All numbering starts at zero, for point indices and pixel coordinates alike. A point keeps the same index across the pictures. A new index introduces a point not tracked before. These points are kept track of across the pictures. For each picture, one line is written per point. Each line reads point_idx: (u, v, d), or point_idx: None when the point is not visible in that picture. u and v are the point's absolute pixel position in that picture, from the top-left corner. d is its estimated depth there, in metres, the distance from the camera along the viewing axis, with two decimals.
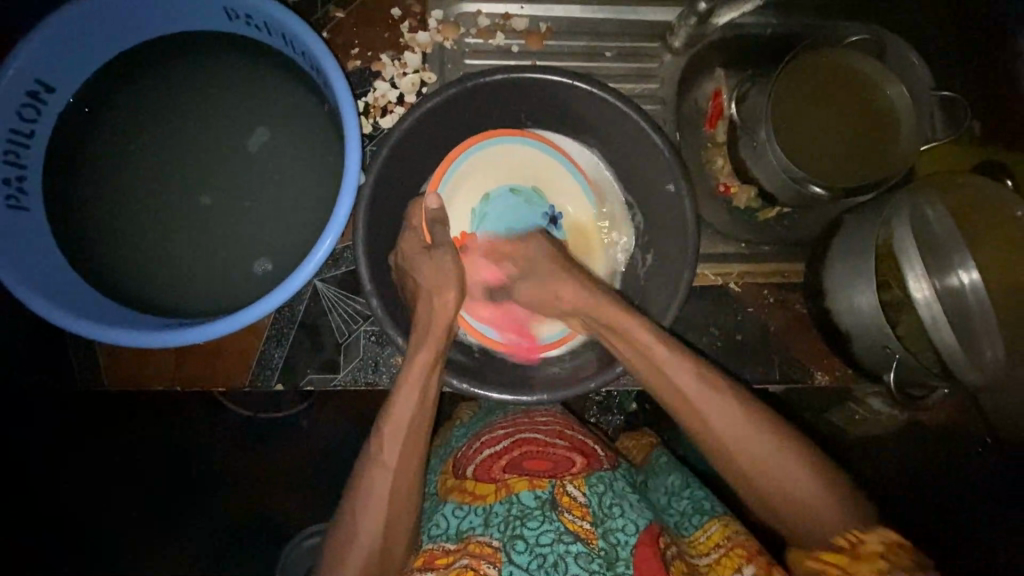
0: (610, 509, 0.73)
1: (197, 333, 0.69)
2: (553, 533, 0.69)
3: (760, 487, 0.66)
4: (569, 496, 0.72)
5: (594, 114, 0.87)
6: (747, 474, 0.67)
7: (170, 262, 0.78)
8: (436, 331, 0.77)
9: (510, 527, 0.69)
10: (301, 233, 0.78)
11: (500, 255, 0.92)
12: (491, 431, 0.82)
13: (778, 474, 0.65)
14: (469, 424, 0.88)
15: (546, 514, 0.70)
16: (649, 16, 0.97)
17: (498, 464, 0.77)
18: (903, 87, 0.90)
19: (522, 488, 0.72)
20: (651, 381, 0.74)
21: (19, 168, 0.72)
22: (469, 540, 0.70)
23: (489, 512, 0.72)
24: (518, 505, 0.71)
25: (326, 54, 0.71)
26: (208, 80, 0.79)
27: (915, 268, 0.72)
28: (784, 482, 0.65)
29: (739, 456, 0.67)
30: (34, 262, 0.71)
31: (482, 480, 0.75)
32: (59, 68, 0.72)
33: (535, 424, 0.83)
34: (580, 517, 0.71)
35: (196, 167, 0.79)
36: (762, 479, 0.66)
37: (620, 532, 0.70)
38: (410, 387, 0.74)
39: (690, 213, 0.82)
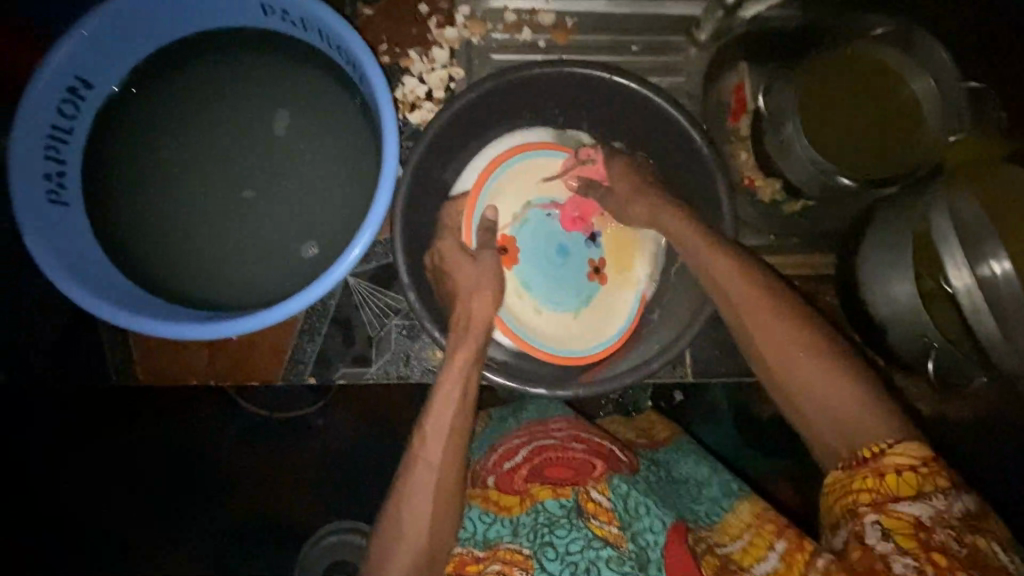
0: (637, 509, 0.72)
1: (237, 325, 0.69)
2: (583, 539, 0.69)
3: (798, 395, 0.67)
4: (595, 502, 0.72)
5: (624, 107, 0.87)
6: (786, 383, 0.68)
7: (207, 258, 0.79)
8: (474, 328, 0.78)
9: (538, 536, 0.69)
10: (336, 228, 0.79)
11: (535, 261, 0.92)
12: (507, 441, 0.81)
13: (815, 385, 0.66)
14: (487, 432, 0.87)
15: (573, 522, 0.70)
16: (674, 10, 0.97)
17: (519, 472, 0.77)
18: (931, 81, 0.90)
19: (547, 496, 0.72)
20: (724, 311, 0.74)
21: (59, 164, 0.72)
22: (498, 547, 0.70)
23: (516, 522, 0.72)
24: (545, 513, 0.71)
25: (363, 48, 0.71)
26: (243, 75, 0.79)
27: (956, 258, 0.72)
28: (820, 391, 0.66)
29: (775, 358, 0.68)
30: (73, 257, 0.71)
31: (505, 491, 0.75)
32: (99, 65, 0.73)
33: (550, 432, 0.82)
34: (608, 522, 0.71)
35: (232, 164, 0.79)
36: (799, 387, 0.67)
37: (648, 532, 0.70)
38: (453, 380, 0.75)
39: (725, 210, 0.82)
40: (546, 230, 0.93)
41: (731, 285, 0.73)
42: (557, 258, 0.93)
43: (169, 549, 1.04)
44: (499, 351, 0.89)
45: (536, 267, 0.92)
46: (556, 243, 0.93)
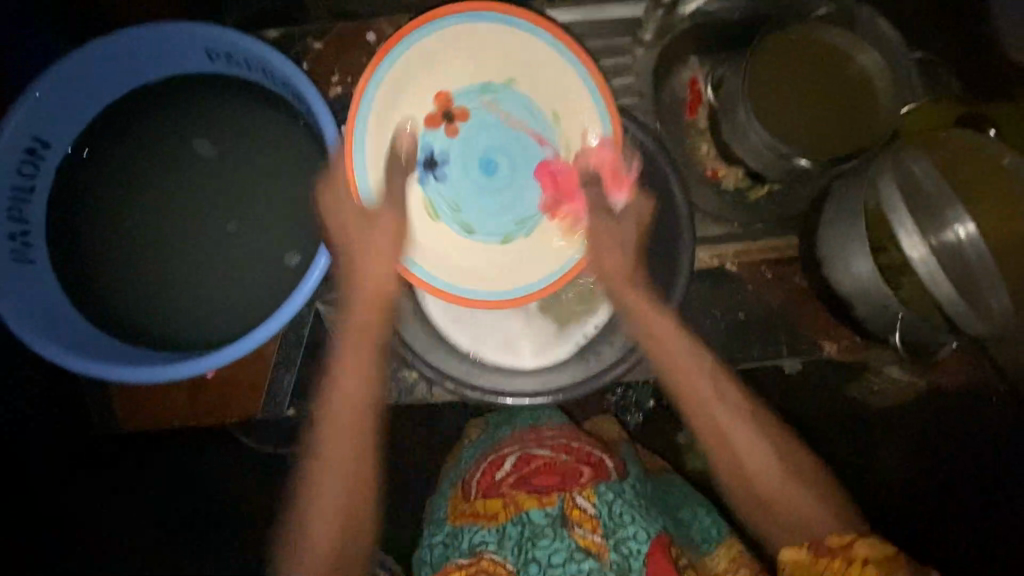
0: (621, 517, 0.72)
1: (197, 364, 0.70)
2: (565, 550, 0.69)
3: (718, 437, 0.78)
4: (579, 509, 0.72)
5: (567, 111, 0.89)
6: (711, 442, 0.78)
7: (172, 300, 0.80)
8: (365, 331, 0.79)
9: (523, 551, 0.70)
10: (297, 258, 0.80)
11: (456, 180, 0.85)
12: (496, 448, 0.80)
13: (743, 451, 0.76)
14: (479, 442, 0.85)
15: (557, 532, 0.71)
16: (617, 12, 0.98)
17: (507, 480, 0.76)
18: (876, 54, 0.91)
19: (531, 506, 0.73)
20: (664, 360, 0.80)
21: (22, 224, 0.75)
22: (482, 557, 0.70)
23: (502, 532, 0.72)
24: (530, 525, 0.71)
25: (308, 84, 0.73)
26: (197, 119, 0.82)
27: (907, 228, 0.72)
28: (744, 455, 0.76)
29: (722, 442, 0.77)
30: (41, 310, 0.73)
31: (490, 498, 0.75)
32: (54, 125, 0.75)
33: (542, 439, 0.80)
34: (592, 530, 0.71)
35: (192, 206, 0.81)
36: (728, 445, 0.77)
37: (632, 540, 0.70)
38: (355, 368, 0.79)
39: (680, 201, 0.84)
40: (481, 191, 0.85)
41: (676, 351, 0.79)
42: (494, 163, 0.85)
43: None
44: (462, 362, 0.87)
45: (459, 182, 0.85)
46: (484, 175, 0.85)
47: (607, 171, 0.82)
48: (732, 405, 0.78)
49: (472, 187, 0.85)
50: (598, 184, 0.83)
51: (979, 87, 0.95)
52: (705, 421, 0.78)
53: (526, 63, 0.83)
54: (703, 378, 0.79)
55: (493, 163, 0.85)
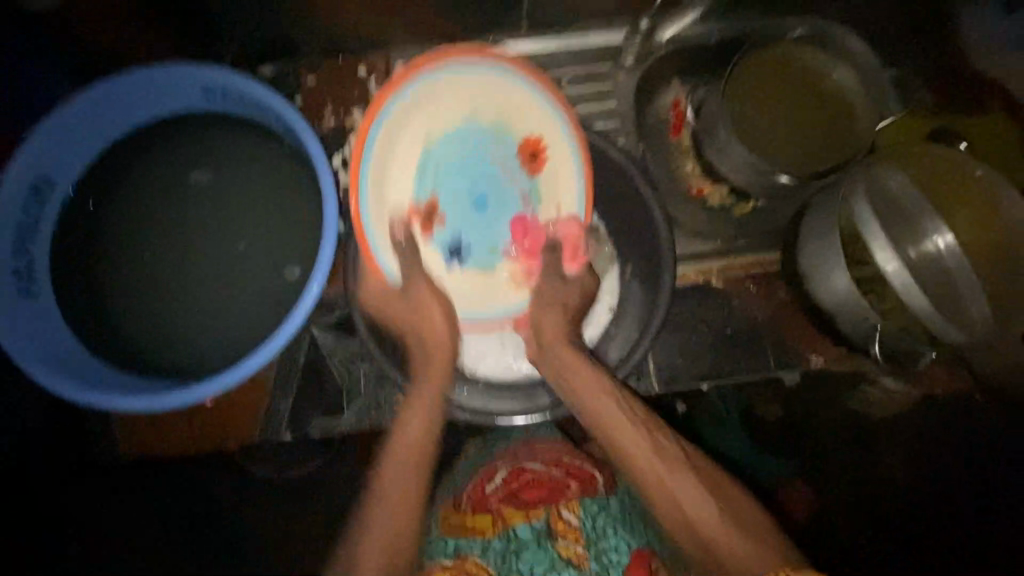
0: (604, 530, 0.74)
1: (193, 392, 0.72)
2: (548, 561, 0.72)
3: (656, 486, 0.71)
4: (564, 522, 0.75)
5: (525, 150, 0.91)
6: (650, 488, 0.71)
7: (171, 329, 0.82)
8: (432, 369, 0.81)
9: (506, 560, 0.72)
10: (291, 285, 0.83)
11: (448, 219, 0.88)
12: (489, 463, 0.81)
13: (673, 489, 0.70)
14: (472, 458, 0.84)
15: (542, 543, 0.73)
16: (596, 41, 1.03)
17: (496, 496, 0.77)
18: (850, 68, 0.95)
19: (519, 521, 0.75)
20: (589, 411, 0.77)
21: (27, 258, 0.78)
22: (466, 558, 0.72)
23: (487, 543, 0.73)
24: (516, 540, 0.73)
25: (298, 119, 0.76)
26: (194, 154, 0.85)
27: (881, 243, 0.72)
28: (688, 506, 0.69)
29: (663, 487, 0.70)
30: (45, 342, 0.75)
31: (479, 512, 0.76)
32: (58, 164, 0.79)
33: (533, 453, 0.81)
34: (574, 540, 0.73)
35: (190, 237, 0.84)
36: (664, 492, 0.70)
37: (612, 552, 0.72)
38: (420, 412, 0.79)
39: (661, 220, 0.86)
40: (494, 214, 0.89)
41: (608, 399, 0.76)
42: (478, 194, 0.88)
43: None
44: (456, 382, 0.88)
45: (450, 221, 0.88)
46: (484, 204, 0.88)
47: (569, 242, 0.87)
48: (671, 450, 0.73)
49: (463, 226, 0.88)
50: (558, 249, 0.88)
51: (950, 102, 0.98)
52: (644, 467, 0.72)
53: (441, 99, 0.85)
54: (632, 424, 0.75)
55: (483, 197, 0.88)
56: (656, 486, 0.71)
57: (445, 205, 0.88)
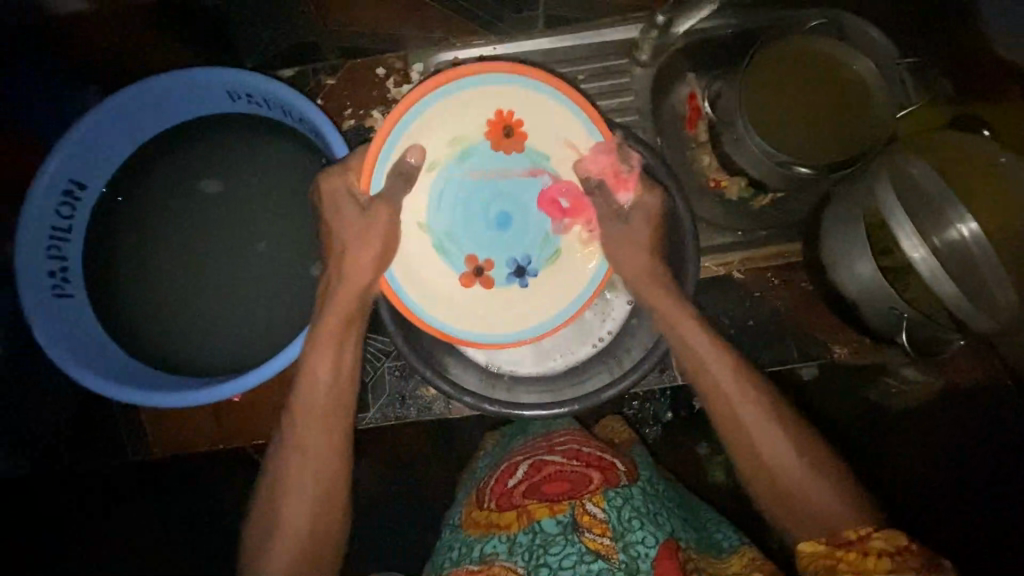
0: (630, 522, 0.72)
1: (227, 388, 0.73)
2: (576, 555, 0.69)
3: (737, 438, 0.74)
4: (590, 515, 0.72)
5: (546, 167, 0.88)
6: (730, 437, 0.75)
7: (200, 328, 0.84)
8: (345, 315, 0.77)
9: (534, 556, 0.70)
10: (317, 283, 0.84)
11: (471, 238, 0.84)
12: (511, 459, 0.83)
13: (756, 441, 0.73)
14: (495, 450, 0.89)
15: (569, 537, 0.70)
16: (613, 36, 1.02)
17: (519, 489, 0.78)
18: (869, 61, 0.93)
19: (542, 515, 0.73)
20: (688, 361, 0.78)
21: (62, 260, 0.80)
22: (492, 562, 0.71)
23: (512, 540, 0.73)
24: (541, 533, 0.72)
25: (322, 119, 0.78)
26: (220, 156, 0.87)
27: (905, 231, 0.72)
28: (767, 452, 0.72)
29: (738, 436, 0.74)
30: (80, 341, 0.77)
31: (503, 508, 0.77)
32: (89, 168, 0.81)
33: (553, 446, 0.82)
34: (601, 533, 0.70)
35: (218, 237, 0.86)
36: (744, 444, 0.74)
37: (640, 544, 0.70)
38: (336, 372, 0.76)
39: (684, 212, 0.82)
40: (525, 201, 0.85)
41: (699, 343, 0.77)
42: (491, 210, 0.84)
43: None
44: (477, 378, 0.90)
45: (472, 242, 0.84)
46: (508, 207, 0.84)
47: (609, 174, 0.81)
48: (762, 399, 0.75)
49: (500, 246, 0.85)
50: (602, 188, 0.82)
51: (971, 90, 0.98)
52: (727, 413, 0.75)
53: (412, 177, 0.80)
54: (728, 370, 0.76)
55: (504, 211, 0.84)
56: (736, 440, 0.74)
57: (473, 242, 0.84)
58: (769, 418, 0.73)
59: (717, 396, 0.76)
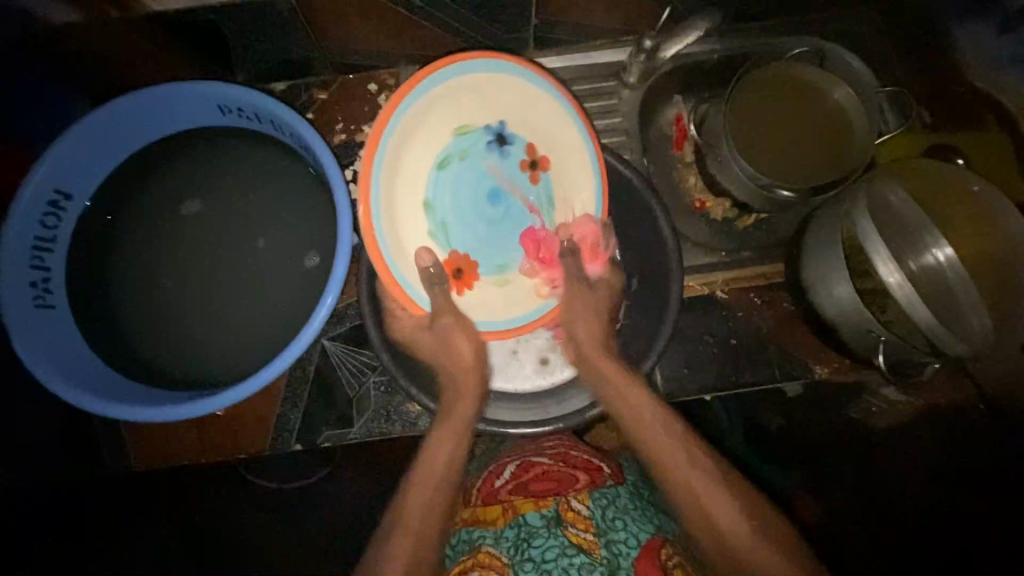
0: (613, 521, 0.72)
1: (208, 402, 0.72)
2: (558, 548, 0.68)
3: (684, 503, 0.73)
4: (574, 511, 0.72)
5: None
6: (684, 503, 0.73)
7: (185, 343, 0.83)
8: (463, 389, 0.84)
9: (517, 549, 0.69)
10: (305, 297, 0.84)
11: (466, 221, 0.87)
12: (498, 463, 0.83)
13: (714, 510, 0.71)
14: (481, 458, 0.90)
15: (551, 531, 0.70)
16: (600, 59, 1.06)
17: (506, 488, 0.78)
18: (848, 87, 0.96)
19: (528, 509, 0.73)
20: (632, 420, 0.79)
21: (44, 271, 0.79)
22: (478, 549, 0.71)
23: (497, 533, 0.72)
24: (526, 526, 0.71)
25: (313, 135, 0.78)
26: (209, 170, 0.87)
27: (881, 253, 0.74)
28: (717, 517, 0.70)
29: (696, 503, 0.72)
30: (61, 355, 0.76)
31: (489, 504, 0.76)
32: (76, 178, 0.80)
33: (541, 451, 0.84)
34: (585, 529, 0.71)
35: (207, 251, 0.86)
36: (697, 509, 0.72)
37: (623, 543, 0.69)
38: (450, 435, 0.80)
39: (668, 235, 0.89)
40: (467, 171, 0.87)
41: (642, 399, 0.80)
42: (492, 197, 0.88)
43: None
44: None
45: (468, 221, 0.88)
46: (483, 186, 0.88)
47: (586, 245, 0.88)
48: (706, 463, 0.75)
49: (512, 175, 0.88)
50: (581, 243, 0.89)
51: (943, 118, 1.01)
52: (679, 479, 0.74)
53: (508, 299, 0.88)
54: (662, 424, 0.78)
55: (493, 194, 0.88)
56: (691, 506, 0.72)
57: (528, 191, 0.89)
58: (718, 481, 0.73)
59: (662, 460, 0.76)
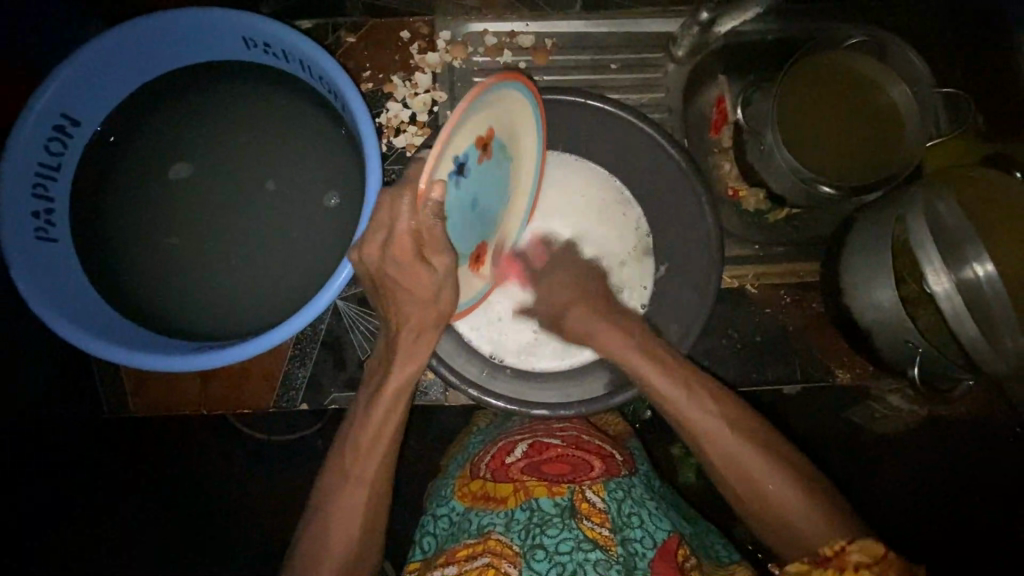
0: (630, 517, 0.70)
1: (221, 356, 0.69)
2: (573, 541, 0.66)
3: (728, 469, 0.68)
4: (588, 503, 0.70)
5: (577, 120, 0.88)
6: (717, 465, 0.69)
7: (192, 292, 0.79)
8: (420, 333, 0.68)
9: (530, 535, 0.67)
10: (322, 253, 0.79)
11: (465, 232, 0.69)
12: (508, 437, 0.82)
13: (745, 471, 0.67)
14: (486, 431, 0.88)
15: (566, 522, 0.68)
16: (649, 27, 0.99)
17: (517, 465, 0.76)
18: (907, 86, 0.91)
19: (541, 494, 0.71)
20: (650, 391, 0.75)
21: (48, 201, 0.74)
22: (489, 535, 0.69)
23: (510, 516, 0.70)
24: (539, 512, 0.69)
25: (343, 78, 0.72)
26: (226, 107, 0.81)
27: (933, 263, 0.71)
28: (745, 468, 0.68)
29: (724, 467, 0.69)
30: (64, 291, 0.72)
31: (501, 481, 0.74)
32: (84, 104, 0.74)
33: (552, 431, 0.82)
34: (600, 523, 0.69)
35: (221, 193, 0.80)
36: (728, 472, 0.68)
37: (638, 542, 0.67)
38: (387, 401, 0.69)
39: (710, 221, 0.83)
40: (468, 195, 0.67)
41: (650, 368, 0.75)
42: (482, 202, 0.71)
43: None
44: (478, 368, 0.88)
45: (467, 234, 0.70)
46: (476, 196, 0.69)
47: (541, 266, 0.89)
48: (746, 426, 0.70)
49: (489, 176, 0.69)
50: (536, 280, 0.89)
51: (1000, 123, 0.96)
52: (704, 441, 0.71)
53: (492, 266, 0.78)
54: (689, 393, 0.73)
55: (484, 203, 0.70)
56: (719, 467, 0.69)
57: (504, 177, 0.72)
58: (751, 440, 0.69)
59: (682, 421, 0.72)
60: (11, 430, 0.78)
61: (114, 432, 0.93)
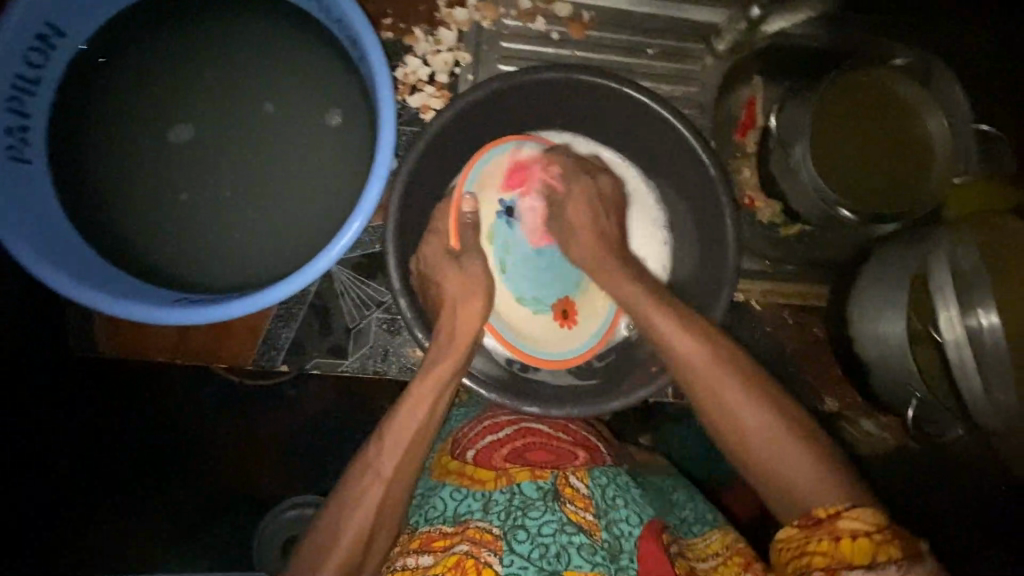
0: (614, 500, 0.71)
1: (204, 312, 0.65)
2: (557, 523, 0.66)
3: (767, 470, 0.65)
4: (572, 488, 0.70)
5: (605, 107, 0.83)
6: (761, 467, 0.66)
7: (175, 236, 0.73)
8: (457, 340, 0.74)
9: (511, 516, 0.66)
10: (318, 212, 0.74)
11: (523, 271, 0.89)
12: (494, 416, 0.79)
13: (789, 471, 0.64)
14: (467, 405, 0.85)
15: (549, 505, 0.67)
16: (694, 14, 0.93)
17: (499, 451, 0.74)
18: (944, 118, 0.87)
19: (524, 478, 0.70)
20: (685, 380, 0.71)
21: (23, 117, 0.67)
22: (467, 524, 0.66)
23: (488, 497, 0.68)
24: (520, 495, 0.68)
25: (362, 24, 0.66)
26: (231, 38, 0.74)
27: (948, 307, 0.70)
28: (791, 473, 0.64)
29: (770, 459, 0.66)
30: (34, 217, 0.66)
31: (482, 465, 0.72)
32: (72, 12, 0.67)
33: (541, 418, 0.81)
34: (583, 508, 0.69)
35: (215, 134, 0.74)
36: (775, 474, 0.65)
37: (624, 523, 0.69)
38: (418, 400, 0.70)
39: (730, 230, 0.79)
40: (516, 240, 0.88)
41: (696, 368, 0.70)
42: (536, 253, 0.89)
43: (137, 549, 0.93)
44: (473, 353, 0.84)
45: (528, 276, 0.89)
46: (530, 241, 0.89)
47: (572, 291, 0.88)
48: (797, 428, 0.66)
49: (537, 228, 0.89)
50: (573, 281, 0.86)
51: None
52: (747, 436, 0.67)
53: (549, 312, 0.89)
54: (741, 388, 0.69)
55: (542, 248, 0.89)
56: (766, 469, 0.66)
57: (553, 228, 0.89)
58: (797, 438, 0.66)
59: (730, 417, 0.68)
60: (12, 430, 0.78)
61: (91, 389, 0.90)
